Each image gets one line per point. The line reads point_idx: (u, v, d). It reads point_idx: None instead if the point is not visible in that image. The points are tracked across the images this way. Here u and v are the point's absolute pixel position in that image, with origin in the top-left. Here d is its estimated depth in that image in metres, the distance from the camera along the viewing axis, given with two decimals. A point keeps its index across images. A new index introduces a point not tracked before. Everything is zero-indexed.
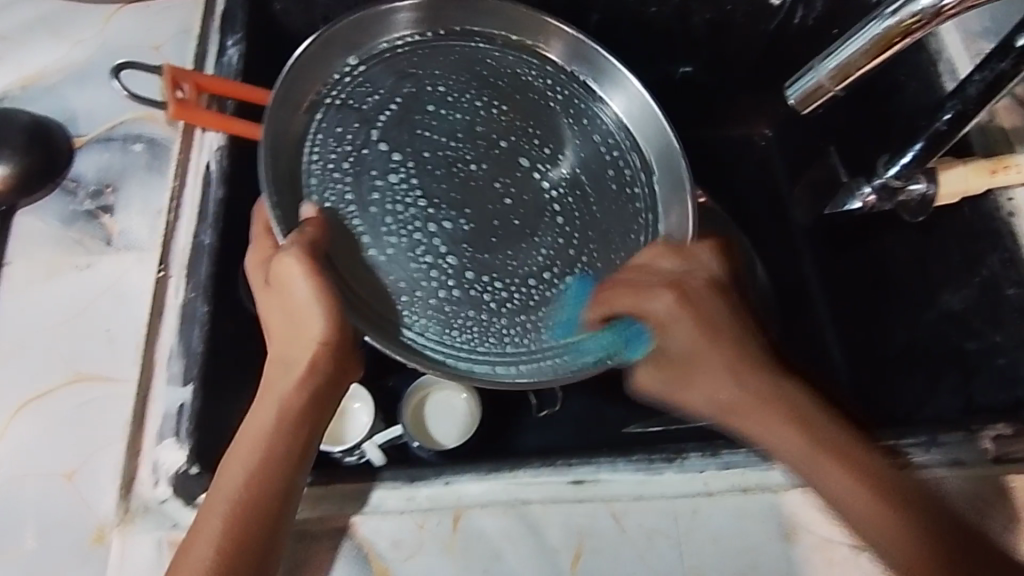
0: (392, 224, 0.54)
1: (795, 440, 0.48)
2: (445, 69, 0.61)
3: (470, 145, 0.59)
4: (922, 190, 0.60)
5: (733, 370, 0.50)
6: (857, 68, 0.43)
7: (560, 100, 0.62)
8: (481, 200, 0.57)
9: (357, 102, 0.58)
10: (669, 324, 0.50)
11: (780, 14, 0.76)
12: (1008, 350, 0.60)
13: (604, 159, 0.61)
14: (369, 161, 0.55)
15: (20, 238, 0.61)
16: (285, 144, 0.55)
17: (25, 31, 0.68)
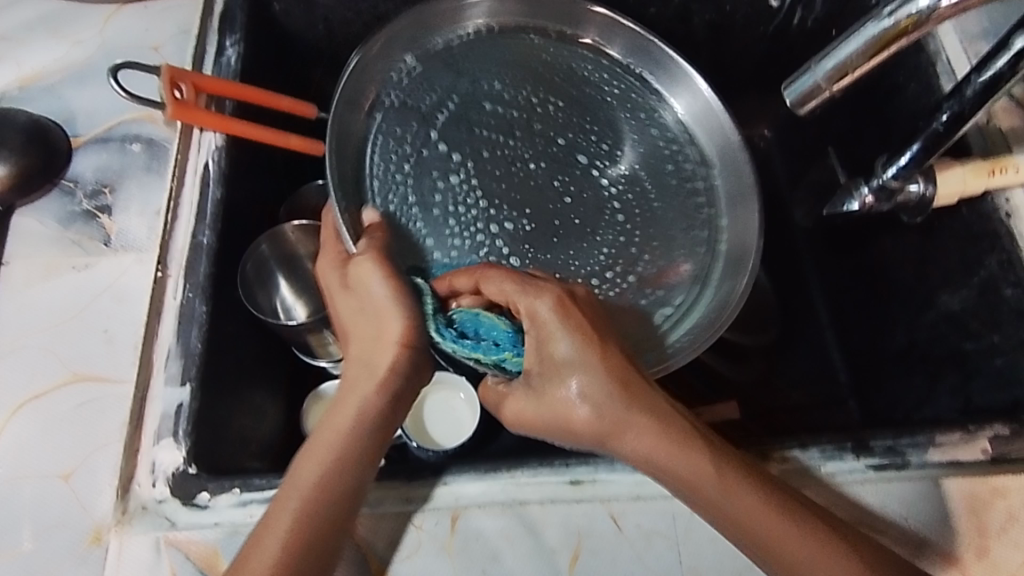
0: (455, 225, 0.61)
1: (703, 466, 0.47)
2: (504, 69, 0.68)
3: (528, 145, 0.66)
4: (919, 191, 0.61)
5: (621, 383, 0.49)
6: (854, 69, 0.43)
7: (617, 95, 0.69)
8: (541, 200, 0.64)
9: (415, 102, 0.64)
10: (564, 334, 0.52)
11: (779, 15, 0.76)
12: (1004, 351, 0.60)
13: (663, 153, 0.67)
14: (429, 163, 0.62)
15: (19, 238, 0.60)
16: (348, 146, 0.60)
17: (26, 31, 0.68)
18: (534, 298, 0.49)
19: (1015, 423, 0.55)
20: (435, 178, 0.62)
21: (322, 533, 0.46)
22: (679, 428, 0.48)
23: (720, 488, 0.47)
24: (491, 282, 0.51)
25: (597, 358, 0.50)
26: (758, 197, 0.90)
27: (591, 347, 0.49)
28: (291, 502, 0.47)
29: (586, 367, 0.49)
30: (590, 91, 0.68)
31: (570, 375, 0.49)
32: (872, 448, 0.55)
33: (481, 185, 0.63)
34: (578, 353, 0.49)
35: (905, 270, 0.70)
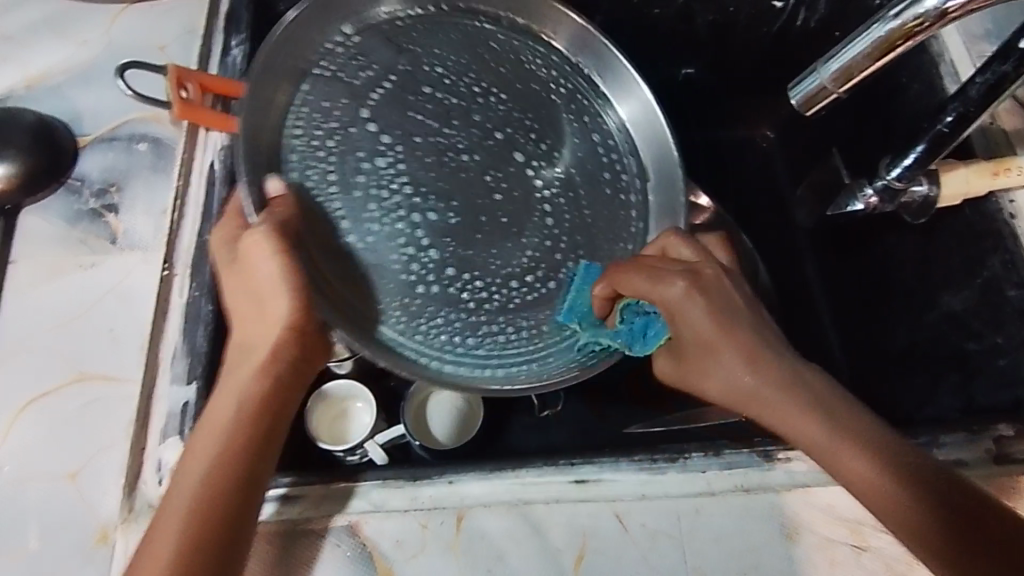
0: (376, 211, 0.54)
1: (808, 429, 0.46)
2: (451, 50, 0.61)
3: (464, 133, 0.59)
4: (924, 192, 0.61)
5: (745, 360, 0.49)
6: (860, 70, 0.43)
7: (562, 93, 0.63)
8: (469, 192, 0.58)
9: (348, 75, 0.57)
10: (678, 311, 0.49)
11: (782, 16, 0.76)
12: (1008, 351, 0.60)
13: (602, 161, 0.62)
14: (356, 141, 0.55)
15: (24, 238, 0.61)
16: (263, 117, 0.54)
17: (30, 31, 0.68)
18: (670, 287, 0.49)
19: (1018, 424, 0.55)
20: (354, 157, 0.54)
21: (228, 507, 0.44)
22: (808, 394, 0.48)
23: (845, 446, 0.46)
24: (632, 276, 0.50)
25: (717, 330, 0.49)
26: (760, 198, 0.90)
27: (718, 321, 0.49)
28: (199, 474, 0.45)
29: (715, 340, 0.49)
30: (534, 89, 0.62)
31: (708, 347, 0.50)
32: None
33: (405, 171, 0.56)
34: (707, 330, 0.49)
35: (908, 271, 0.71)
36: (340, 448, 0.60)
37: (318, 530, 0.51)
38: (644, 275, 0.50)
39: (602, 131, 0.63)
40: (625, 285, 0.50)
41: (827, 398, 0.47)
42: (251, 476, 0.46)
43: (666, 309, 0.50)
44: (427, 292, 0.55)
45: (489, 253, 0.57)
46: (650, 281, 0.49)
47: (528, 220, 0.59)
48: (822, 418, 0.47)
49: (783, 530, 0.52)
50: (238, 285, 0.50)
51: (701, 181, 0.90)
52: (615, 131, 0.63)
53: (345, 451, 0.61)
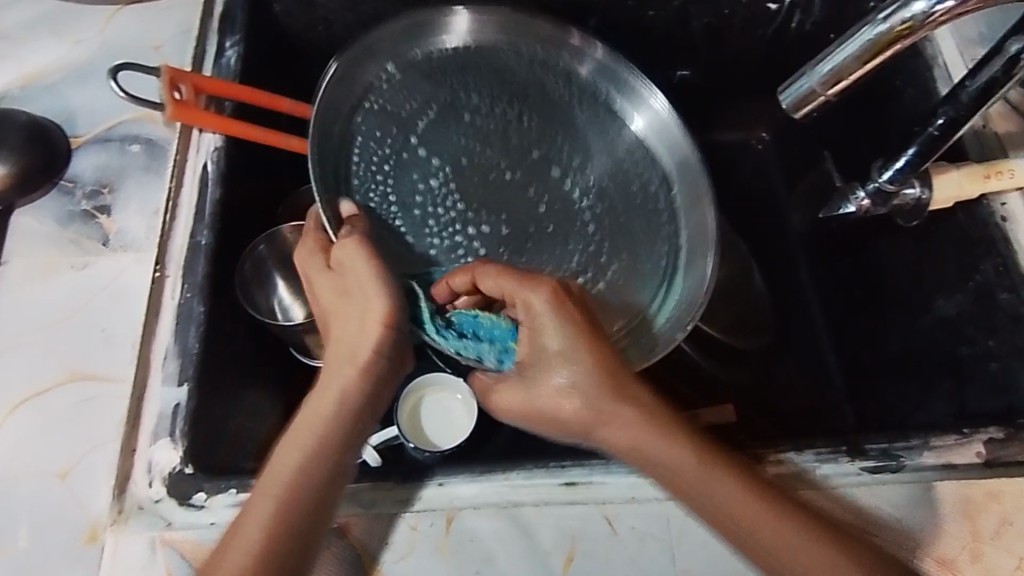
0: (434, 225, 0.65)
1: (725, 486, 0.47)
2: (482, 82, 0.70)
3: (505, 155, 0.69)
4: (916, 195, 0.61)
5: (604, 383, 0.49)
6: (850, 73, 0.44)
7: (587, 117, 0.71)
8: (517, 204, 0.68)
9: (395, 108, 0.67)
10: (540, 326, 0.50)
11: (778, 19, 0.77)
12: (1000, 356, 0.60)
13: (627, 173, 0.70)
14: (410, 165, 0.66)
15: (17, 237, 0.61)
16: (328, 147, 0.62)
17: (26, 31, 0.69)
18: (533, 297, 0.50)
19: (1009, 428, 0.55)
20: (414, 178, 0.65)
21: (310, 510, 0.46)
22: (677, 433, 0.49)
23: (709, 480, 0.47)
24: (500, 277, 0.51)
25: (574, 350, 0.49)
26: (756, 201, 0.90)
27: (583, 348, 0.49)
28: (284, 477, 0.47)
29: (586, 380, 0.49)
30: (561, 111, 0.71)
31: (578, 390, 0.49)
32: (867, 452, 0.55)
33: (457, 189, 0.67)
34: (563, 345, 0.49)
35: (901, 275, 0.71)
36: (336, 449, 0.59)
37: None
38: (507, 274, 0.51)
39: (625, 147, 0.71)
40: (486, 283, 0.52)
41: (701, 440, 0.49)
42: (333, 479, 0.48)
43: (530, 322, 0.50)
44: None
45: (538, 249, 0.66)
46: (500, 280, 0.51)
47: (572, 225, 0.68)
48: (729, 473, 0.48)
49: None
50: (321, 303, 0.54)
51: None
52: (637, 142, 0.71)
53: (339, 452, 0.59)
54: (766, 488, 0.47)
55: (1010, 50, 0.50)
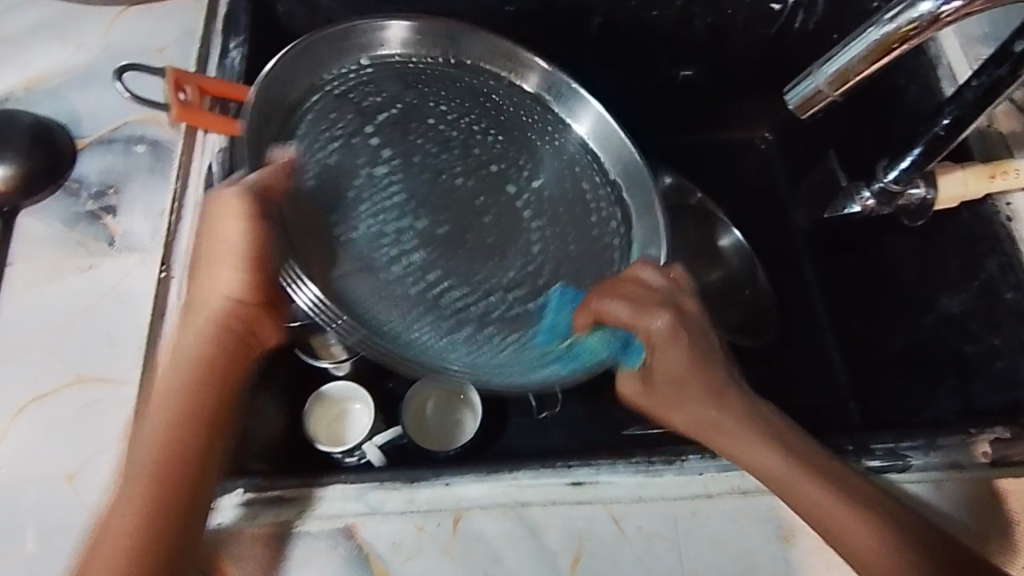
0: (370, 210, 0.63)
1: (770, 460, 0.51)
2: (451, 93, 0.70)
3: (459, 160, 0.69)
4: (921, 195, 0.61)
5: (712, 397, 0.53)
6: (855, 74, 0.43)
7: (544, 136, 0.71)
8: (461, 210, 0.67)
9: (358, 98, 0.67)
10: (660, 346, 0.52)
11: (780, 19, 0.77)
12: (1006, 354, 0.60)
13: (577, 195, 0.70)
14: (359, 149, 0.64)
15: (22, 240, 0.61)
16: (268, 117, 0.61)
17: (30, 34, 0.69)
18: (655, 320, 0.52)
19: (1014, 426, 0.56)
20: (358, 162, 0.64)
21: (186, 500, 0.47)
22: (766, 428, 0.52)
23: (791, 480, 0.50)
24: (616, 305, 0.53)
25: (695, 369, 0.52)
26: (759, 201, 0.90)
27: (696, 362, 0.52)
28: (145, 469, 0.48)
29: (689, 385, 0.53)
30: (517, 124, 0.71)
31: (679, 392, 0.53)
32: (873, 451, 0.55)
33: (402, 181, 0.65)
34: (679, 365, 0.52)
35: (906, 274, 0.71)
36: (340, 450, 0.60)
37: (314, 531, 0.51)
38: (627, 304, 0.53)
39: (566, 159, 0.71)
40: (603, 312, 0.54)
41: (779, 433, 0.52)
42: (202, 465, 0.49)
43: (650, 340, 0.52)
44: (417, 288, 0.62)
45: (479, 260, 0.65)
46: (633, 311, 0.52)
47: (510, 238, 0.67)
48: (782, 454, 0.51)
49: (780, 531, 0.52)
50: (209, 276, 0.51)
51: (701, 183, 0.90)
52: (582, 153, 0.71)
53: (344, 452, 0.61)
54: (843, 475, 0.50)
55: (1015, 51, 0.49)
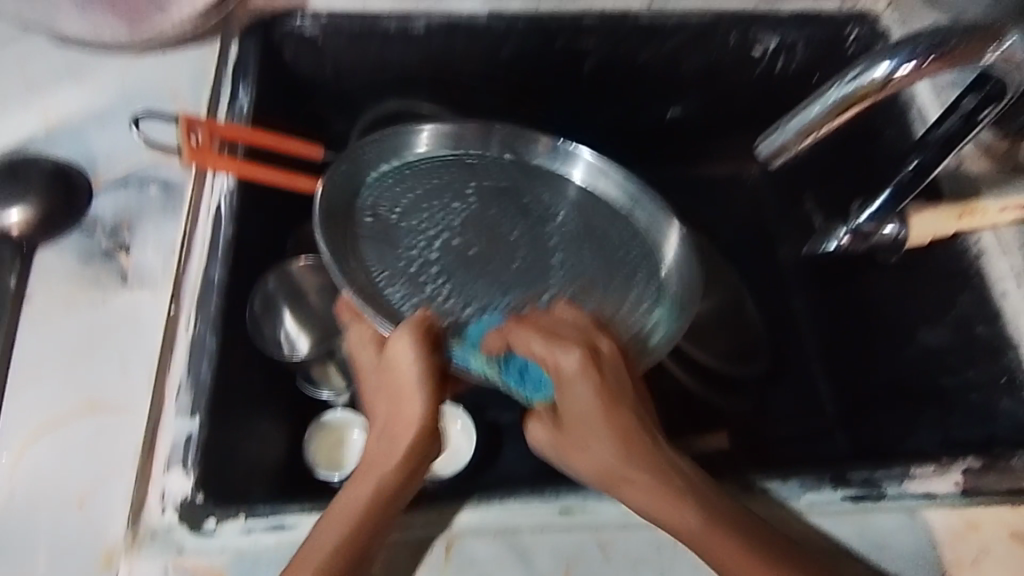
0: (423, 276, 0.67)
1: (677, 511, 0.52)
2: (485, 171, 0.75)
3: (502, 224, 0.72)
4: (894, 232, 0.65)
5: (626, 445, 0.54)
6: (820, 129, 0.49)
7: (564, 195, 0.74)
8: (501, 264, 0.70)
9: (410, 181, 0.73)
10: (573, 381, 0.55)
11: (763, 63, 0.81)
12: (980, 387, 0.63)
13: (610, 238, 0.72)
14: (414, 223, 0.70)
15: (39, 274, 0.64)
16: (337, 207, 0.68)
17: (52, 78, 0.73)
18: (569, 354, 0.55)
19: (986, 456, 0.58)
20: (414, 235, 0.70)
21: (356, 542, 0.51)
22: (677, 482, 0.53)
23: (702, 527, 0.52)
24: (532, 338, 0.56)
25: (603, 410, 0.55)
26: (748, 232, 0.91)
27: (602, 401, 0.55)
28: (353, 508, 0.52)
29: (593, 424, 0.55)
30: (546, 191, 0.75)
31: (582, 431, 0.56)
32: (850, 480, 0.57)
33: (448, 246, 0.70)
34: (589, 405, 0.55)
35: (888, 307, 0.73)
36: None
37: None
38: (543, 336, 0.56)
39: (588, 207, 0.74)
40: (520, 344, 0.57)
41: (691, 482, 0.54)
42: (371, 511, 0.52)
43: (566, 376, 0.55)
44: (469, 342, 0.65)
45: (506, 288, 0.68)
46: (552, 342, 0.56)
47: (540, 270, 0.70)
48: (693, 508, 0.52)
49: None
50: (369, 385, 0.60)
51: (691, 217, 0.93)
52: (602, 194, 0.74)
53: None
54: (733, 521, 0.52)
55: (963, 104, 0.57)
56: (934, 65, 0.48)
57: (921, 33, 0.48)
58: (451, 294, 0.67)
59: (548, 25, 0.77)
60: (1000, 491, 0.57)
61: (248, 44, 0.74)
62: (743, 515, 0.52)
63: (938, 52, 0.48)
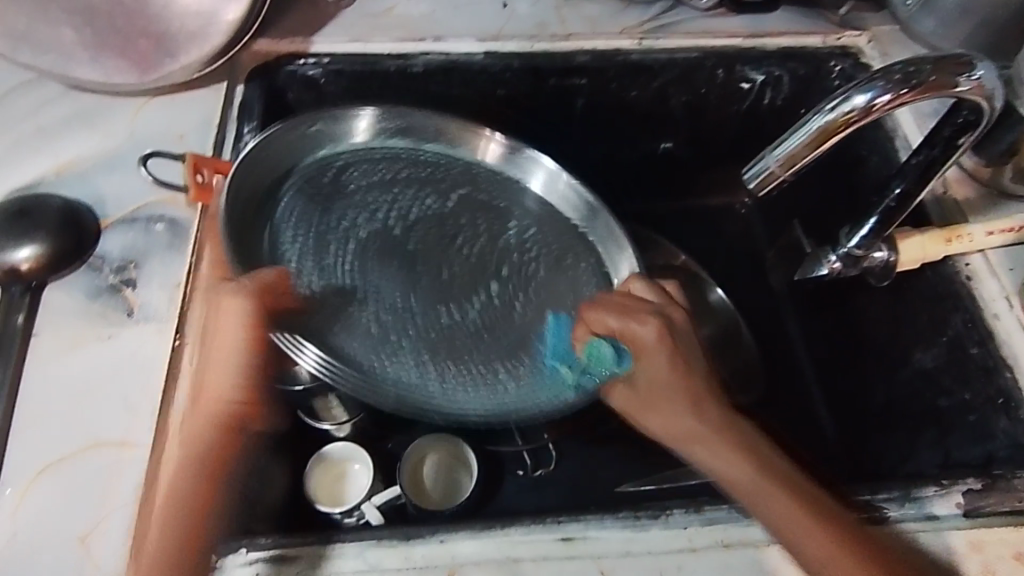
0: (347, 267, 0.70)
1: (777, 500, 0.54)
2: (420, 167, 0.77)
3: (432, 227, 0.75)
4: (883, 258, 0.67)
5: (695, 403, 0.58)
6: (802, 156, 0.52)
7: (499, 200, 0.78)
8: (432, 272, 0.73)
9: (339, 169, 0.75)
10: (648, 352, 0.59)
11: (751, 96, 0.83)
12: (976, 407, 0.63)
13: (542, 245, 0.76)
14: (343, 211, 0.73)
15: (47, 312, 0.65)
16: (253, 186, 0.69)
17: (62, 124, 0.75)
18: (647, 325, 0.59)
19: (986, 478, 0.58)
20: (345, 221, 0.72)
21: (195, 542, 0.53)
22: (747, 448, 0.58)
23: (790, 509, 0.54)
24: (607, 316, 0.61)
25: (673, 376, 0.58)
26: (739, 264, 0.93)
27: (679, 370, 0.58)
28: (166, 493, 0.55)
29: (668, 388, 0.59)
30: (480, 194, 0.78)
31: (661, 402, 0.59)
32: (851, 503, 0.57)
33: (376, 246, 0.72)
34: (664, 372, 0.58)
35: (881, 330, 0.74)
36: (338, 511, 0.63)
37: None
38: (609, 314, 0.61)
39: (538, 214, 0.78)
40: (598, 324, 0.62)
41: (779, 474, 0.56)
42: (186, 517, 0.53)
43: (641, 346, 0.59)
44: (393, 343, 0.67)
45: (434, 303, 0.71)
46: (625, 316, 0.60)
47: (472, 284, 0.73)
48: (756, 468, 0.56)
49: None
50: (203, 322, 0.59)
51: (684, 246, 0.94)
52: (549, 218, 0.78)
53: (342, 513, 0.63)
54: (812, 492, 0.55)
55: (942, 135, 0.60)
56: (909, 92, 0.51)
57: (896, 65, 0.52)
58: (367, 297, 0.69)
59: (540, 64, 0.79)
60: (1002, 511, 0.57)
61: (253, 88, 0.77)
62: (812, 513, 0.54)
63: (913, 82, 0.51)
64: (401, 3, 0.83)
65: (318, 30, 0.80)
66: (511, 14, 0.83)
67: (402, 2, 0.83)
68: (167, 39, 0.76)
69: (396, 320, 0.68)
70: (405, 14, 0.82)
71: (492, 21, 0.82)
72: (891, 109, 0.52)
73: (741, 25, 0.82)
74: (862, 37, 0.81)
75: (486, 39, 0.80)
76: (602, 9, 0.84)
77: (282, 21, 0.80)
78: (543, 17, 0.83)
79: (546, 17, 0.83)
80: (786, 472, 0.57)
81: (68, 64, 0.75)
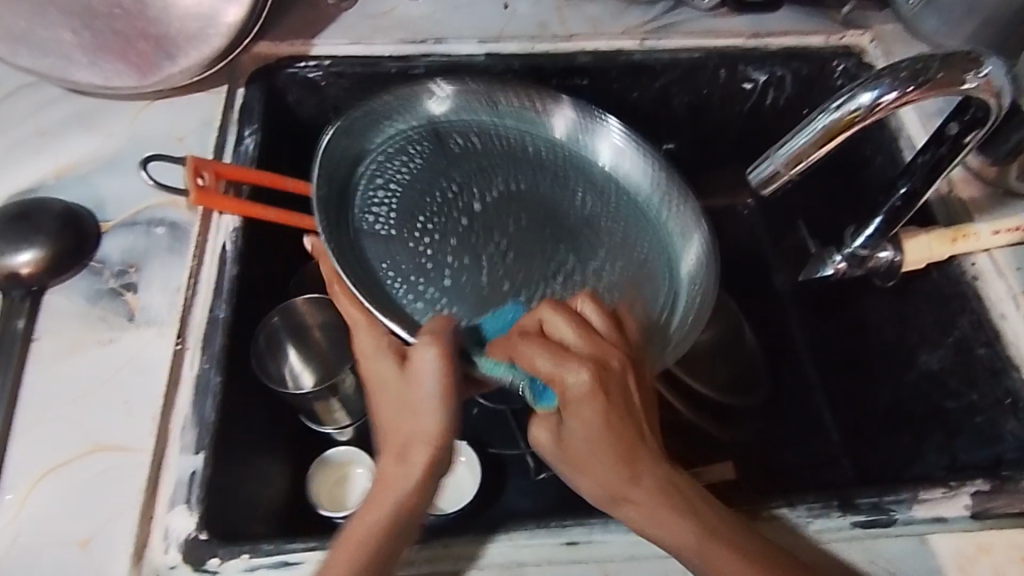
0: (394, 227, 0.65)
1: (680, 533, 0.50)
2: (509, 132, 0.74)
3: (495, 204, 0.69)
4: (889, 258, 0.66)
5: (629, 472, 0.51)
6: (807, 155, 0.52)
7: (570, 169, 0.73)
8: (480, 244, 0.66)
9: (422, 139, 0.72)
10: (578, 402, 0.50)
11: (754, 96, 0.83)
12: (984, 409, 0.62)
13: (613, 227, 0.69)
14: (416, 178, 0.69)
15: (48, 316, 0.65)
16: (349, 144, 0.69)
17: (63, 126, 0.75)
18: (568, 372, 0.49)
19: (994, 479, 0.58)
20: (412, 187, 0.68)
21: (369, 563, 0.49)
22: (682, 499, 0.52)
23: (698, 541, 0.50)
24: (537, 356, 0.50)
25: (604, 436, 0.50)
26: (741, 264, 0.93)
27: (612, 425, 0.50)
28: (374, 520, 0.51)
29: (598, 451, 0.51)
30: (564, 172, 0.73)
31: (584, 465, 0.52)
32: (859, 506, 0.56)
33: (420, 215, 0.66)
34: (596, 430, 0.50)
35: (887, 332, 0.73)
36: (338, 514, 0.64)
37: None
38: (545, 350, 0.50)
39: (614, 199, 0.71)
40: (523, 359, 0.51)
41: (716, 524, 0.51)
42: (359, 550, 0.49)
43: (574, 393, 0.50)
44: (424, 300, 0.62)
45: (467, 285, 0.63)
46: (555, 362, 0.49)
47: (529, 260, 0.66)
48: (692, 518, 0.51)
49: None
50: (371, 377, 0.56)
51: None
52: (621, 199, 0.71)
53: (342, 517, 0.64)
54: (741, 529, 0.51)
55: (949, 134, 0.59)
56: (915, 91, 0.51)
57: (903, 63, 0.51)
58: (403, 256, 0.64)
59: (542, 65, 0.79)
60: (1010, 513, 0.56)
61: (253, 89, 0.76)
62: (724, 550, 0.50)
63: (919, 79, 0.50)
64: (402, 4, 0.83)
65: (319, 32, 0.80)
66: (513, 15, 0.82)
67: (402, 3, 0.83)
68: (167, 41, 0.76)
69: (431, 272, 0.63)
70: (405, 15, 0.82)
71: (493, 22, 0.82)
72: (896, 108, 0.51)
73: (744, 24, 0.82)
74: (865, 36, 0.81)
75: (487, 41, 0.80)
76: (603, 9, 0.83)
77: (282, 23, 0.80)
78: (544, 17, 0.82)
79: (547, 18, 0.82)
80: (681, 536, 0.50)
81: (69, 66, 0.75)
